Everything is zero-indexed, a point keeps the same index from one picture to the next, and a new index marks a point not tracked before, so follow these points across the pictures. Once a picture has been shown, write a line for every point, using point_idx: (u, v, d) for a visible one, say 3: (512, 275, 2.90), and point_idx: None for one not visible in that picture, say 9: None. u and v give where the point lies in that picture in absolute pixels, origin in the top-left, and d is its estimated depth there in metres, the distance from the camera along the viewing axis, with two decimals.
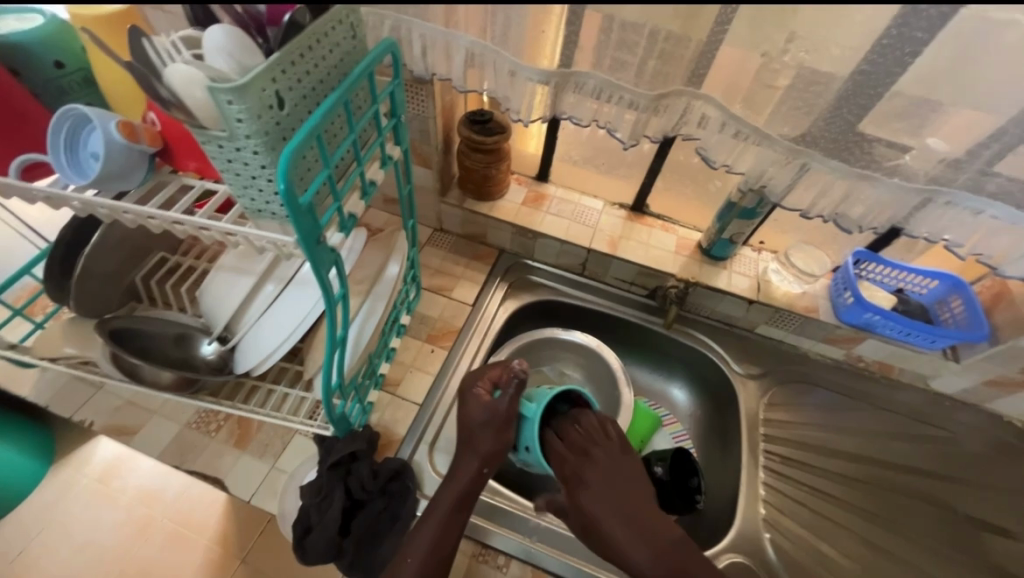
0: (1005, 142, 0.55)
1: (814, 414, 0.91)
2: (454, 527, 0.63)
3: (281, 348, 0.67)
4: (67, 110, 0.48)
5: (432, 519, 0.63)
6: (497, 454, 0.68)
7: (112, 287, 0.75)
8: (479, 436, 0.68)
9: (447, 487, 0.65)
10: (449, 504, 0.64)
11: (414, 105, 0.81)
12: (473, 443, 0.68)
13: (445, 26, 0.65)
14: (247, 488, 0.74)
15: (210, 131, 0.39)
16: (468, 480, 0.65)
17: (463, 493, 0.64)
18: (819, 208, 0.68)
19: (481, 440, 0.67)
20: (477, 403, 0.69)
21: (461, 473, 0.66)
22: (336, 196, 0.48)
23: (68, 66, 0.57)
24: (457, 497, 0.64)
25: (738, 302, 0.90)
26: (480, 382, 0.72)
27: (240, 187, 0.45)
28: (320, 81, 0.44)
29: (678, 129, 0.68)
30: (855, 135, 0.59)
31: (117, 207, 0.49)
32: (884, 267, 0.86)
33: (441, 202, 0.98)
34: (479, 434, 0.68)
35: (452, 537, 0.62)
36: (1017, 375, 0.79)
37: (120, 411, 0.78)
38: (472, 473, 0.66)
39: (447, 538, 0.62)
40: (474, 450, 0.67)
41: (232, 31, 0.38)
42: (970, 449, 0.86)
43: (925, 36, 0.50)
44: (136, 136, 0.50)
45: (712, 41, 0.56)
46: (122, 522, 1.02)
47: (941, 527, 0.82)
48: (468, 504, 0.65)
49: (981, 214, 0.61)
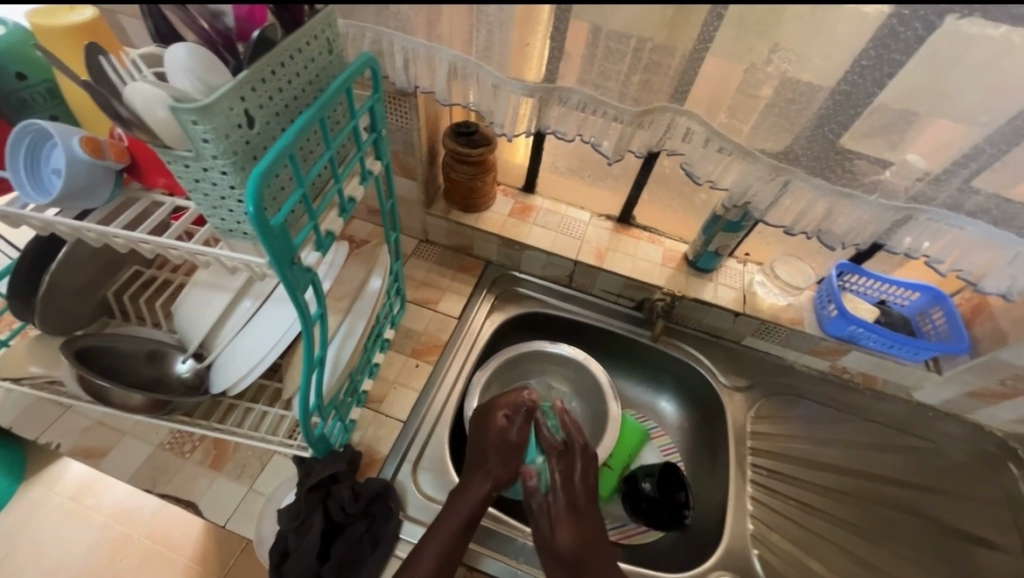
0: (983, 161, 0.55)
1: (800, 426, 0.91)
2: (461, 544, 0.65)
3: (258, 368, 0.65)
4: (28, 125, 0.47)
5: (441, 536, 0.65)
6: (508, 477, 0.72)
7: (83, 303, 0.72)
8: (490, 464, 0.72)
9: (458, 504, 0.68)
10: (465, 517, 0.67)
11: (398, 117, 0.80)
12: (488, 468, 0.72)
13: (428, 39, 0.64)
14: (222, 511, 0.71)
15: (175, 150, 0.38)
16: (479, 499, 0.69)
17: (475, 510, 0.68)
18: (803, 225, 0.68)
19: (495, 464, 0.72)
20: (495, 428, 0.74)
21: (473, 490, 0.70)
22: (311, 215, 0.47)
23: (32, 77, 0.55)
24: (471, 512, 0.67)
25: (724, 314, 0.90)
26: (499, 408, 0.76)
27: (209, 207, 0.43)
28: (295, 97, 0.43)
29: (663, 143, 0.67)
30: (837, 152, 0.59)
31: (83, 227, 0.47)
32: (867, 279, 0.87)
33: (426, 213, 0.97)
34: (492, 458, 0.73)
35: (456, 555, 0.64)
36: (997, 387, 0.80)
37: (88, 433, 0.75)
38: (483, 495, 0.69)
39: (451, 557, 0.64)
40: (488, 472, 0.72)
41: (196, 48, 0.36)
42: (952, 459, 0.87)
43: (904, 58, 0.50)
44: (101, 152, 0.48)
45: (696, 56, 0.56)
46: (95, 543, 0.98)
47: (926, 539, 0.83)
48: (474, 524, 0.68)
49: (961, 230, 0.62)
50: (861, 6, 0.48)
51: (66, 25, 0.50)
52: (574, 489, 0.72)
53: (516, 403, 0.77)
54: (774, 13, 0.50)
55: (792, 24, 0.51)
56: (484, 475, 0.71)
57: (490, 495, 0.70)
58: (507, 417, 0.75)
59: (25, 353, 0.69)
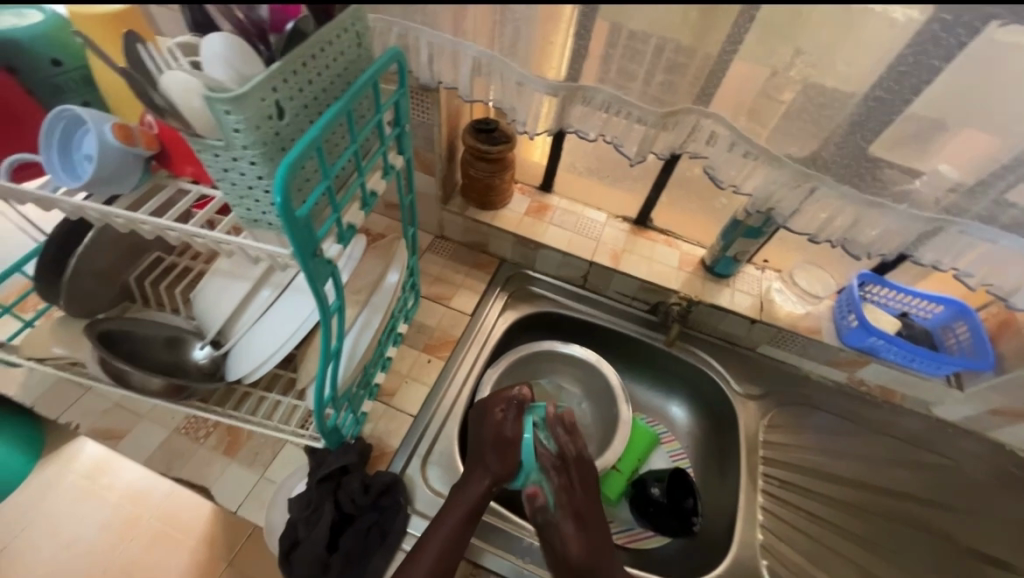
0: (1021, 173, 0.53)
1: (813, 437, 0.90)
2: (460, 539, 0.65)
3: (275, 356, 0.65)
4: (62, 111, 0.48)
5: (441, 531, 0.65)
6: (507, 472, 0.70)
7: (106, 287, 0.74)
8: (489, 462, 0.71)
9: (455, 502, 0.68)
10: (461, 515, 0.66)
11: (419, 112, 0.80)
12: (484, 463, 0.71)
13: (453, 34, 0.64)
14: (234, 497, 0.72)
15: (206, 139, 0.38)
16: (477, 495, 0.68)
17: (473, 507, 0.67)
18: (827, 233, 0.67)
19: (493, 459, 0.71)
20: (491, 424, 0.73)
21: (472, 487, 0.69)
22: (335, 207, 0.47)
23: (66, 64, 0.56)
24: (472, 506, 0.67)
25: (741, 321, 0.89)
26: (497, 405, 0.75)
27: (236, 197, 0.44)
28: (323, 90, 0.43)
29: (686, 145, 0.67)
30: (867, 159, 0.58)
31: (111, 213, 0.48)
32: (889, 290, 0.85)
33: (442, 209, 0.97)
34: (489, 453, 0.71)
35: (453, 549, 0.64)
36: (1021, 406, 0.78)
37: (107, 415, 0.76)
38: (482, 492, 0.69)
39: (452, 549, 0.64)
40: (485, 468, 0.70)
41: (232, 38, 0.37)
42: (972, 478, 0.84)
43: (942, 64, 0.49)
44: (132, 140, 0.49)
45: (724, 58, 0.55)
46: (109, 521, 1.00)
47: (939, 557, 0.81)
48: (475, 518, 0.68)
49: (993, 243, 0.60)
50: (889, 11, 0.47)
51: (101, 13, 0.51)
52: (573, 494, 0.71)
53: (509, 398, 0.75)
54: (796, 20, 0.50)
55: (818, 27, 0.50)
56: (483, 473, 0.70)
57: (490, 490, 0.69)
58: (502, 412, 0.74)
59: (50, 334, 0.71)
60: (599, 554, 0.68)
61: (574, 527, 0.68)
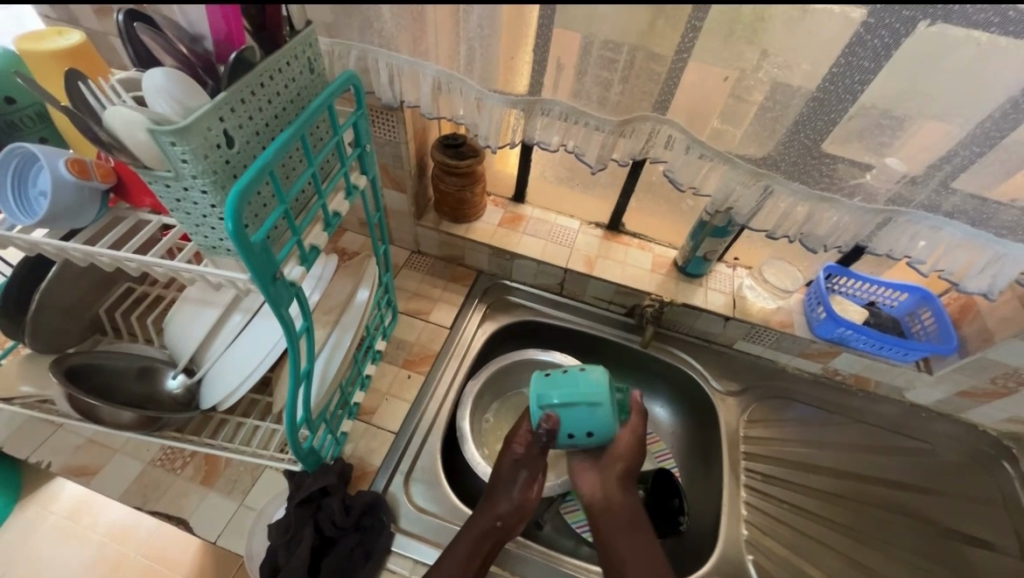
0: (957, 163, 0.56)
1: (794, 429, 0.91)
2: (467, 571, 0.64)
3: (247, 381, 0.65)
4: (15, 148, 0.47)
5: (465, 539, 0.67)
6: (519, 514, 0.70)
7: (75, 321, 0.73)
8: (517, 485, 0.72)
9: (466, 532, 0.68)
10: (486, 527, 0.68)
11: (386, 131, 0.81)
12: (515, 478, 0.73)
13: (412, 55, 0.65)
14: (213, 528, 0.71)
15: (154, 171, 0.38)
16: (507, 508, 0.70)
17: (478, 540, 0.67)
18: (785, 228, 0.69)
19: (503, 496, 0.71)
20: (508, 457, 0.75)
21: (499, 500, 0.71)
22: (294, 231, 0.47)
23: (20, 101, 0.56)
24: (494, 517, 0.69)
25: (715, 319, 0.91)
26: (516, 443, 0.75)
27: (191, 225, 0.44)
28: (275, 116, 0.44)
29: (646, 151, 0.68)
30: (816, 156, 0.60)
31: (68, 247, 0.48)
32: (855, 281, 0.87)
33: (417, 225, 0.97)
34: (500, 487, 0.72)
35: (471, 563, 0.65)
36: (987, 386, 0.80)
37: (80, 451, 0.75)
38: (487, 525, 0.68)
39: (473, 561, 0.65)
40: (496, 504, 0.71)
41: (174, 73, 0.37)
42: (946, 459, 0.87)
43: (874, 64, 0.51)
44: (87, 173, 0.49)
45: (676, 66, 0.57)
46: (92, 561, 0.98)
47: (924, 540, 0.82)
48: (480, 556, 0.66)
49: (940, 231, 0.62)
50: (847, 11, 0.48)
51: (53, 50, 0.51)
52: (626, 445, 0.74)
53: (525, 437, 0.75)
54: (760, 19, 0.51)
55: (778, 29, 0.51)
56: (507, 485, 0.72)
57: (497, 529, 0.68)
58: (524, 447, 0.74)
59: (16, 371, 0.69)
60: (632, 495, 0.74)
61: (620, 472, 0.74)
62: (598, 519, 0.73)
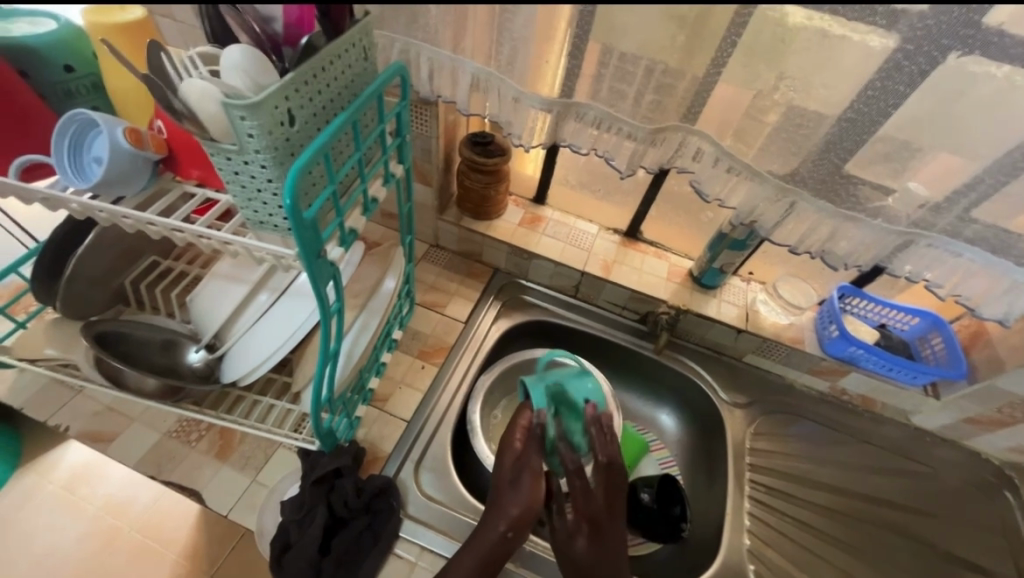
0: (981, 191, 0.57)
1: (799, 445, 0.92)
2: None
3: (271, 359, 0.66)
4: (75, 115, 0.50)
5: (475, 546, 0.65)
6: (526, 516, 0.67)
7: (101, 290, 0.74)
8: (522, 485, 0.69)
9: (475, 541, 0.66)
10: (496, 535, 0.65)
11: (418, 124, 0.82)
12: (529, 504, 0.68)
13: (452, 52, 0.67)
14: (225, 501, 0.72)
15: (220, 143, 0.40)
16: (515, 514, 0.66)
17: (485, 555, 0.64)
18: (807, 244, 0.71)
19: (508, 498, 0.68)
20: (511, 452, 0.72)
21: (505, 510, 0.67)
22: (339, 212, 0.49)
23: (78, 70, 0.58)
24: (505, 528, 0.66)
25: (727, 331, 0.92)
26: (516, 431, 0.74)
27: (245, 199, 0.46)
28: (331, 100, 0.46)
29: (674, 161, 0.70)
30: (842, 176, 0.62)
31: (118, 212, 0.50)
32: (868, 302, 0.88)
33: (438, 219, 0.99)
34: (508, 480, 0.70)
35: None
36: (993, 414, 0.82)
37: (98, 417, 0.75)
38: (496, 536, 0.65)
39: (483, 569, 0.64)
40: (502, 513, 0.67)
41: (250, 51, 0.39)
42: (949, 484, 0.88)
43: (906, 90, 0.52)
44: (142, 143, 0.51)
45: (709, 80, 0.59)
46: (91, 532, 0.99)
47: (922, 564, 0.83)
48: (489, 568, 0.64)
49: (960, 256, 0.64)
50: (870, 40, 0.50)
51: (118, 23, 0.54)
52: (593, 500, 0.70)
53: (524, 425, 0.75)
54: (786, 41, 0.53)
55: (800, 54, 0.53)
56: (512, 492, 0.68)
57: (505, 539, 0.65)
58: (523, 443, 0.73)
59: (43, 335, 0.71)
60: (605, 567, 0.67)
61: (586, 537, 0.68)
62: None
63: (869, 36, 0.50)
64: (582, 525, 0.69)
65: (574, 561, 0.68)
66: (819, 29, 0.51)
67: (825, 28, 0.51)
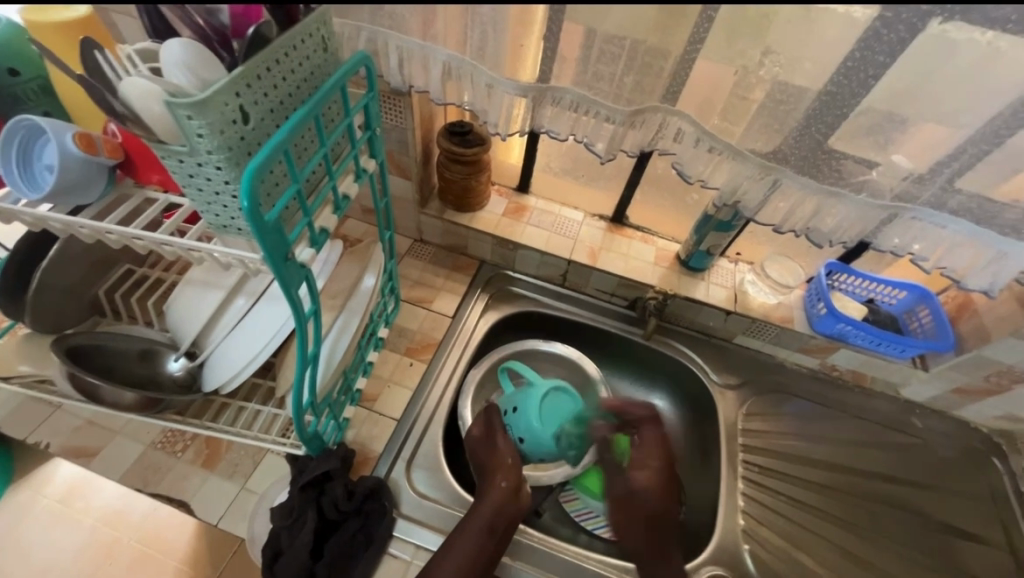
0: (965, 160, 0.56)
1: (791, 423, 0.92)
2: (484, 551, 0.66)
3: (250, 366, 0.64)
4: (19, 121, 0.47)
5: (478, 521, 0.68)
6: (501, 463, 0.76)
7: (73, 302, 0.72)
8: (500, 461, 0.76)
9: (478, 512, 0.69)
10: (497, 503, 0.70)
11: (393, 116, 0.80)
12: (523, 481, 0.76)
13: (422, 39, 0.65)
14: (214, 510, 0.71)
15: (169, 145, 0.39)
16: (507, 486, 0.72)
17: (490, 523, 0.68)
18: (791, 223, 0.70)
19: (500, 476, 0.74)
20: (480, 443, 0.79)
21: (499, 488, 0.72)
22: (306, 212, 0.47)
23: (24, 73, 0.55)
24: (505, 501, 0.71)
25: (716, 313, 0.91)
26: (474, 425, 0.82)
27: (203, 202, 0.44)
28: (290, 94, 0.44)
29: (655, 143, 0.68)
30: (825, 152, 0.60)
31: (75, 223, 0.47)
32: (856, 278, 0.87)
33: (420, 213, 0.97)
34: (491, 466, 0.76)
35: (482, 562, 0.66)
36: (981, 384, 0.82)
37: (80, 432, 0.74)
38: (499, 502, 0.70)
39: (490, 537, 0.68)
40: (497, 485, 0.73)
41: (191, 43, 0.37)
42: (940, 454, 0.88)
43: (887, 60, 0.51)
44: (94, 148, 0.49)
45: (687, 57, 0.57)
46: (87, 544, 0.98)
47: (912, 533, 0.85)
48: (495, 534, 0.68)
49: (944, 228, 0.63)
50: (852, 10, 0.49)
51: (58, 21, 0.51)
52: (659, 450, 0.77)
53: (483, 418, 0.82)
54: (765, 15, 0.51)
55: (779, 27, 0.52)
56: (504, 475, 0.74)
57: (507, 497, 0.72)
58: (479, 428, 0.81)
59: (15, 351, 0.69)
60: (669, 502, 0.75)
61: (648, 481, 0.75)
62: (639, 527, 0.73)
63: (851, 7, 0.48)
64: (645, 475, 0.76)
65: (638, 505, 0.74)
66: (799, 1, 0.49)
67: None
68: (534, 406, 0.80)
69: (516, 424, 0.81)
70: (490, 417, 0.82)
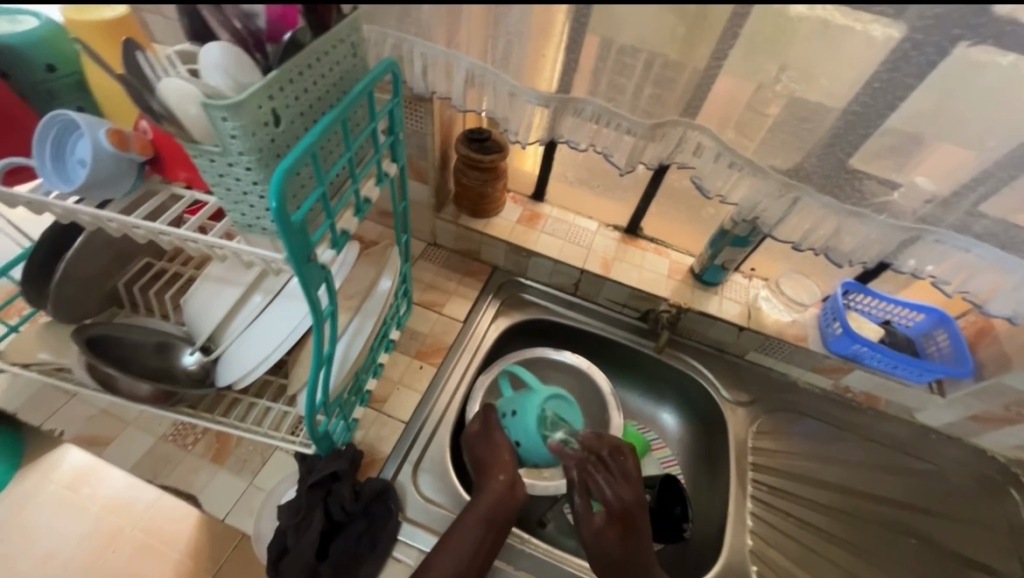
0: (991, 184, 0.55)
1: (800, 443, 0.91)
2: (480, 543, 0.67)
3: (264, 363, 0.65)
4: (57, 116, 0.49)
5: (473, 516, 0.68)
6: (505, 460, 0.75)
7: (94, 293, 0.73)
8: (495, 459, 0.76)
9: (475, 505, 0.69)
10: (495, 495, 0.71)
11: (413, 121, 0.81)
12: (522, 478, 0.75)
13: (446, 46, 0.65)
14: (222, 505, 0.71)
15: (202, 145, 0.39)
16: (502, 483, 0.72)
17: (488, 515, 0.69)
18: (811, 241, 0.69)
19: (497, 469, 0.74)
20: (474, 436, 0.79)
21: (495, 485, 0.72)
22: (329, 213, 0.48)
23: (60, 69, 0.57)
24: (499, 499, 0.70)
25: (729, 328, 0.91)
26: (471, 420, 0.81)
27: (230, 201, 0.45)
28: (319, 98, 0.44)
29: (674, 156, 0.68)
30: (847, 171, 0.60)
31: (103, 216, 0.48)
32: (873, 298, 0.86)
33: (435, 217, 0.97)
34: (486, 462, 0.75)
35: (479, 554, 0.66)
36: (1000, 411, 0.80)
37: (93, 421, 0.75)
38: (497, 495, 0.71)
39: (487, 528, 0.68)
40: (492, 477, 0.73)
41: (229, 48, 0.38)
42: (955, 482, 0.87)
43: (914, 82, 0.51)
44: (125, 145, 0.50)
45: (710, 72, 0.57)
46: (92, 532, 0.99)
47: (923, 560, 0.83)
48: (494, 524, 0.69)
49: (968, 251, 0.62)
50: (871, 30, 0.48)
51: (96, 20, 0.52)
52: (619, 498, 0.72)
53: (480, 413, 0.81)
54: (787, 33, 0.51)
55: (803, 45, 0.52)
56: (502, 472, 0.73)
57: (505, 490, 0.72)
58: (478, 426, 0.80)
59: (35, 340, 0.70)
60: (637, 554, 0.69)
61: (619, 529, 0.70)
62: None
63: (871, 27, 0.48)
64: (612, 524, 0.71)
65: (608, 558, 0.69)
66: (821, 20, 0.49)
67: (826, 20, 0.49)
68: (532, 408, 0.80)
69: (514, 427, 0.81)
70: (490, 414, 0.81)
